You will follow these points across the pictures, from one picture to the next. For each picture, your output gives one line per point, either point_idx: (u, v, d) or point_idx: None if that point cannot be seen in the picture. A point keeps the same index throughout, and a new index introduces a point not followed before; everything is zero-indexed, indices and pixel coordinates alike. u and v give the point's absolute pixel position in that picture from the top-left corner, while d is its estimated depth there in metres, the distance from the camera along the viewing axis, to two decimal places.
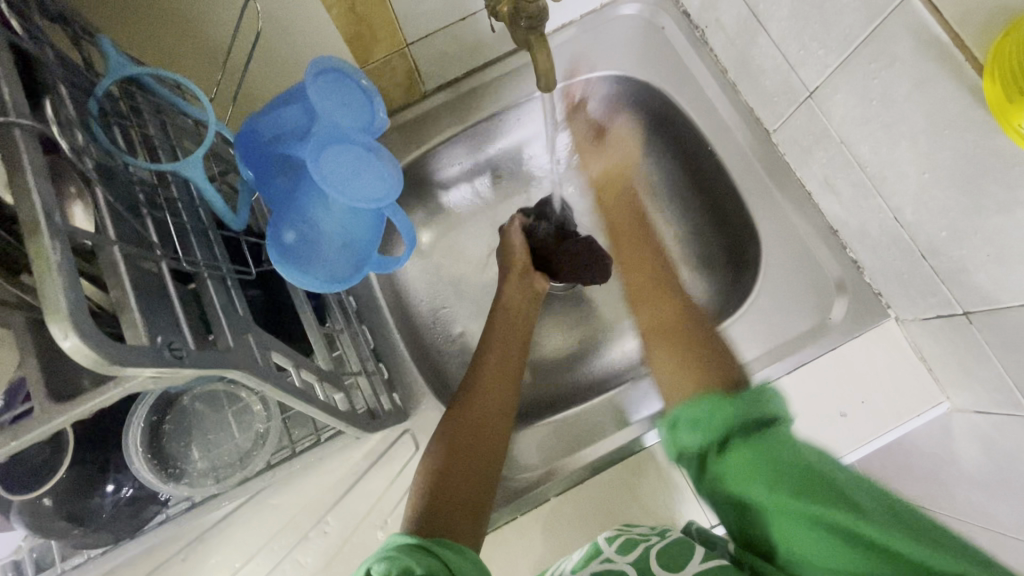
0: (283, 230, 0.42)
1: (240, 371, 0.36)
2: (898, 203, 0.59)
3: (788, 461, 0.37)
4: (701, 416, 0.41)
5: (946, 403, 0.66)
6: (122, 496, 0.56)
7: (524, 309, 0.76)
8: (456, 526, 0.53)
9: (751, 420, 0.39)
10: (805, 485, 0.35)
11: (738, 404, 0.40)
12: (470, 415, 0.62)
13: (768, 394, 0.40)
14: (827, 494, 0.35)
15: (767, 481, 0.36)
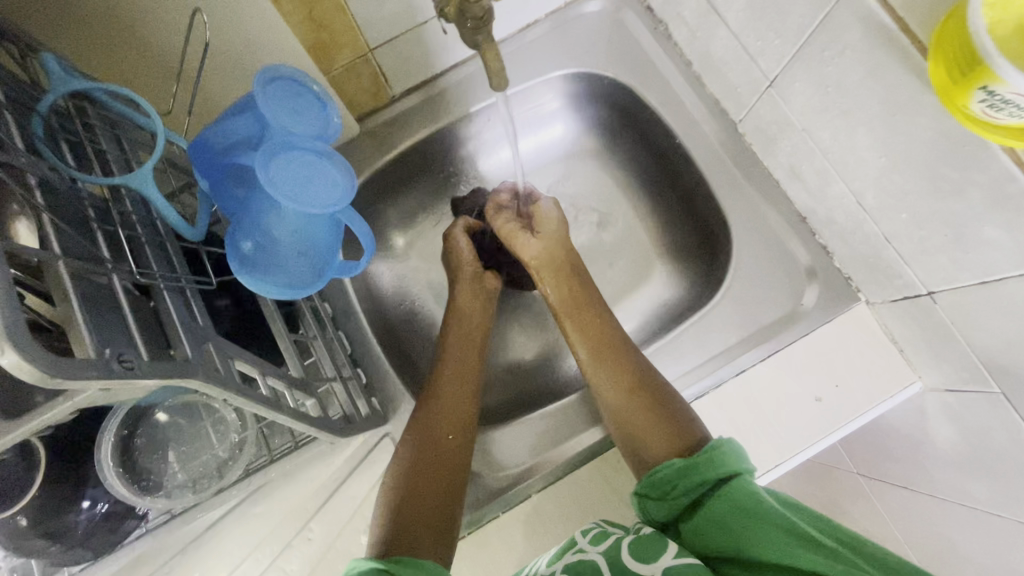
0: (241, 240, 0.43)
1: (199, 380, 0.36)
2: (860, 188, 0.60)
3: (746, 508, 0.45)
4: (671, 483, 0.50)
5: (918, 383, 0.67)
6: (98, 512, 0.56)
7: (478, 312, 0.75)
8: (425, 532, 0.53)
9: (710, 481, 0.48)
10: (760, 528, 0.43)
11: (699, 466, 0.49)
12: (435, 421, 0.62)
13: (728, 452, 0.49)
14: (781, 532, 0.43)
15: (730, 532, 0.44)
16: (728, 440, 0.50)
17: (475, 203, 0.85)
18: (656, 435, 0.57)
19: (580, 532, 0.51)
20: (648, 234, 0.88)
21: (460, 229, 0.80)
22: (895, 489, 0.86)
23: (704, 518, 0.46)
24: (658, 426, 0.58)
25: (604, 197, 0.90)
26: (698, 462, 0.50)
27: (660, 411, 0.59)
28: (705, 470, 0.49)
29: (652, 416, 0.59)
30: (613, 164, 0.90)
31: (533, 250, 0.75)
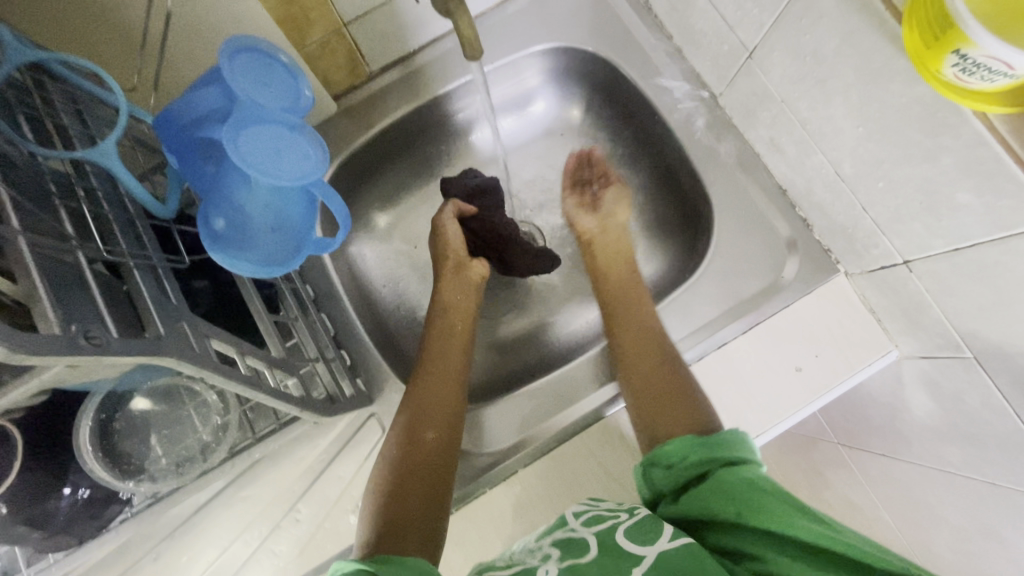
0: (213, 216, 0.42)
1: (174, 357, 0.36)
2: (838, 158, 0.60)
3: (757, 484, 0.47)
4: (678, 456, 0.53)
5: (895, 351, 0.68)
6: (80, 498, 0.55)
7: (462, 308, 0.74)
8: (408, 528, 0.53)
9: (721, 458, 0.51)
10: (759, 497, 0.46)
11: (707, 446, 0.52)
12: (417, 415, 0.62)
13: (739, 439, 0.52)
14: (787, 505, 0.44)
15: (732, 498, 0.47)
16: (738, 430, 0.53)
17: (465, 183, 0.82)
18: (672, 412, 0.59)
19: (571, 511, 0.54)
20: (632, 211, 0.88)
21: (448, 215, 0.80)
22: (874, 457, 0.89)
23: (706, 488, 0.49)
24: (675, 412, 0.58)
25: None
26: (709, 442, 0.52)
27: (677, 400, 0.59)
28: (717, 450, 0.51)
29: (666, 408, 0.59)
30: (595, 140, 0.90)
31: (590, 224, 0.81)
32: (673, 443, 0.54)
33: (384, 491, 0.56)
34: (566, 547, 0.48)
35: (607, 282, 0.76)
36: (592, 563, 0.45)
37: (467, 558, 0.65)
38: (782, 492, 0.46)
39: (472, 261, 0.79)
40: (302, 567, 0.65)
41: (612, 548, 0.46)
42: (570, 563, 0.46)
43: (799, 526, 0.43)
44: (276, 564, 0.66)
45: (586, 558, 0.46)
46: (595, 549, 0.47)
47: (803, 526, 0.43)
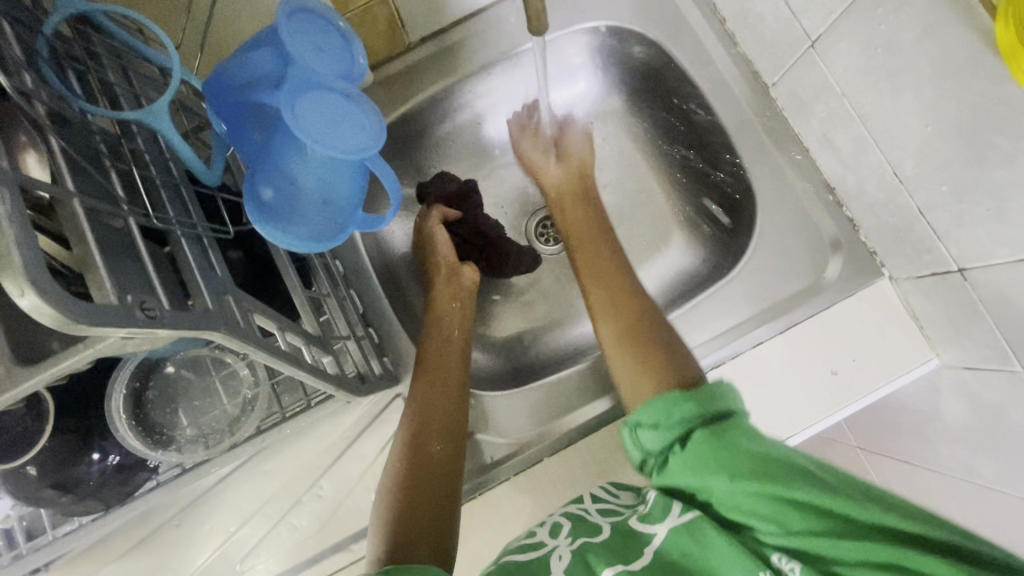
0: (261, 186, 0.40)
1: (221, 332, 0.35)
2: (899, 157, 0.58)
3: (745, 445, 0.45)
4: (664, 414, 0.50)
5: (935, 359, 0.66)
6: (109, 465, 0.54)
7: (454, 309, 0.72)
8: (428, 530, 0.53)
9: (706, 417, 0.48)
10: (750, 463, 0.44)
11: (694, 402, 0.49)
12: (431, 410, 0.62)
13: (724, 393, 0.50)
14: (778, 464, 0.43)
15: (723, 465, 0.44)
16: (723, 381, 0.51)
17: (441, 189, 0.80)
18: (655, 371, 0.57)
19: (592, 491, 0.55)
20: (667, 202, 0.85)
21: (435, 220, 0.77)
22: (895, 463, 0.88)
23: (697, 454, 0.46)
24: (661, 361, 0.58)
25: (623, 161, 0.87)
26: (695, 398, 0.50)
27: (662, 351, 0.59)
28: (704, 405, 0.49)
29: (653, 355, 0.58)
30: (634, 126, 0.87)
31: (555, 175, 0.79)
32: (654, 403, 0.51)
33: (395, 498, 0.55)
34: (578, 525, 0.49)
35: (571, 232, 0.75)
36: (603, 544, 0.46)
37: (488, 543, 0.65)
38: (773, 450, 0.44)
39: (463, 266, 0.76)
40: (323, 541, 0.66)
41: (626, 531, 0.47)
42: (582, 542, 0.47)
43: (797, 489, 0.42)
44: (296, 537, 0.67)
45: (599, 538, 0.47)
46: (607, 530, 0.48)
47: (800, 487, 0.42)
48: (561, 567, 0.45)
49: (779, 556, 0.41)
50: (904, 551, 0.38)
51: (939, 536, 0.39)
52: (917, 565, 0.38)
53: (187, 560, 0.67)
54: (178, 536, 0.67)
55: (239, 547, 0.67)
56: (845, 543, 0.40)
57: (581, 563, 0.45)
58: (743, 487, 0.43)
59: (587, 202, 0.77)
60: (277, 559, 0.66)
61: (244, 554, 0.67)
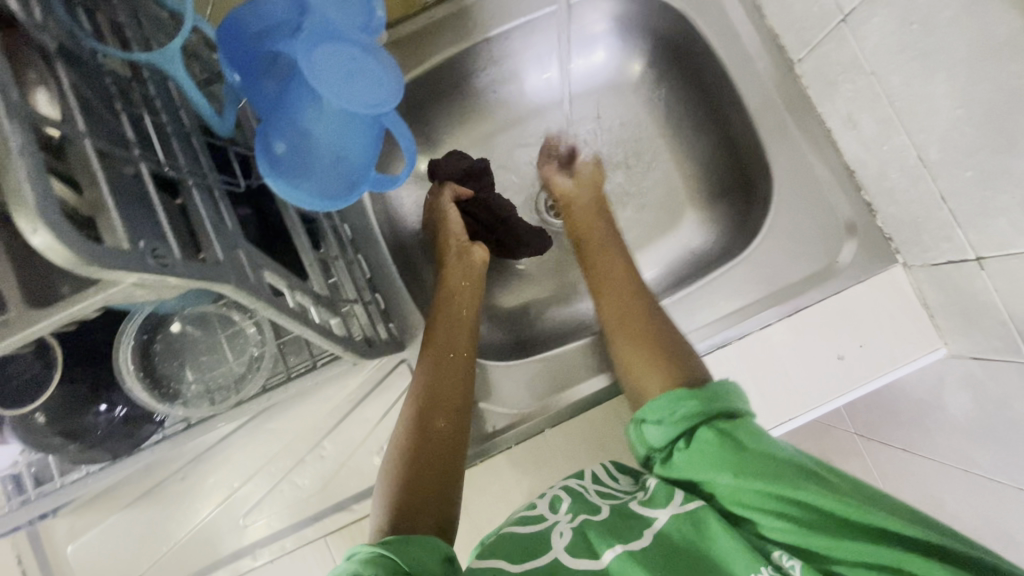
0: (274, 139, 0.40)
1: (231, 285, 0.35)
2: (924, 141, 0.57)
3: (752, 445, 0.46)
4: (669, 412, 0.50)
5: (943, 349, 0.66)
6: (116, 416, 0.55)
7: (466, 282, 0.71)
8: (428, 502, 0.53)
9: (711, 415, 0.49)
10: (757, 462, 0.44)
11: (700, 400, 0.50)
12: (438, 378, 0.63)
13: (731, 393, 0.51)
14: (785, 465, 0.44)
15: (727, 462, 0.45)
16: (726, 381, 0.52)
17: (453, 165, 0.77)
18: (664, 366, 0.57)
19: (592, 471, 0.55)
20: (681, 180, 0.84)
21: (450, 194, 0.77)
22: (892, 451, 0.88)
23: (702, 453, 0.47)
24: (658, 360, 0.58)
25: (638, 135, 0.86)
26: (701, 396, 0.50)
27: (661, 347, 0.59)
28: (709, 402, 0.50)
29: (650, 353, 0.59)
30: (651, 99, 0.85)
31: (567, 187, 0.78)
32: (660, 399, 0.52)
33: (398, 474, 0.56)
34: (578, 503, 0.49)
35: (593, 232, 0.72)
36: (604, 523, 0.46)
37: (487, 508, 0.66)
38: (778, 452, 0.45)
39: (473, 246, 0.75)
40: (325, 500, 0.68)
41: (626, 512, 0.47)
42: (583, 519, 0.47)
43: (801, 490, 0.42)
44: (299, 495, 0.68)
45: (599, 517, 0.47)
46: (607, 510, 0.47)
47: (803, 486, 0.43)
48: (561, 544, 0.44)
49: (781, 553, 0.42)
50: (898, 554, 0.40)
51: (941, 546, 0.40)
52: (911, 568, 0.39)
53: (191, 513, 0.68)
54: (183, 489, 0.68)
55: (243, 502, 0.68)
56: (844, 542, 0.41)
57: (583, 539, 0.45)
58: (748, 484, 0.44)
59: (598, 209, 0.75)
60: (280, 516, 0.68)
61: (247, 510, 0.68)
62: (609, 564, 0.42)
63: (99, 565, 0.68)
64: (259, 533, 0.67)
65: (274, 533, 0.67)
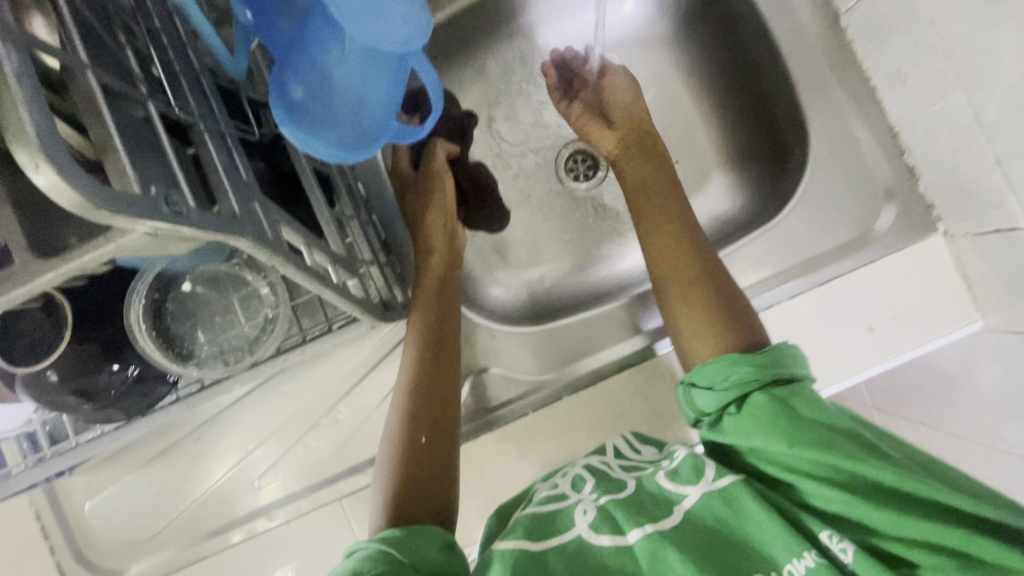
0: (290, 83, 0.37)
1: (248, 239, 0.32)
2: (983, 99, 0.53)
3: (811, 414, 0.44)
4: (720, 376, 0.48)
5: (980, 322, 0.63)
6: (129, 375, 0.53)
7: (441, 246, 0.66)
8: (427, 492, 0.51)
9: (765, 381, 0.46)
10: (814, 431, 0.42)
11: (757, 365, 0.47)
12: (427, 352, 0.59)
13: (790, 354, 0.48)
14: (844, 437, 0.42)
15: (782, 430, 0.43)
16: (786, 344, 0.49)
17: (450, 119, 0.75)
18: (719, 328, 0.54)
19: (613, 445, 0.54)
20: (710, 141, 0.80)
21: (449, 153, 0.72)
22: (911, 425, 0.87)
23: (755, 419, 0.44)
24: (714, 322, 0.54)
25: (667, 92, 0.81)
26: (755, 361, 0.47)
27: (721, 310, 0.55)
28: (766, 368, 0.47)
29: (710, 318, 0.55)
30: (681, 54, 0.80)
31: (607, 141, 0.72)
32: (710, 363, 0.49)
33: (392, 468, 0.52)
34: (604, 483, 0.47)
35: (645, 187, 0.67)
36: (630, 499, 0.45)
37: (504, 474, 0.66)
38: (835, 421, 0.43)
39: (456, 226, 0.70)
40: (340, 463, 0.67)
41: (656, 492, 0.45)
42: (607, 498, 0.45)
43: (855, 459, 0.41)
44: (314, 458, 0.68)
45: (625, 493, 0.45)
46: (632, 487, 0.46)
47: (858, 457, 0.41)
48: (584, 521, 0.43)
49: (830, 534, 0.39)
50: (951, 527, 0.38)
51: (1010, 526, 0.38)
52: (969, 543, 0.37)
53: (206, 474, 0.68)
54: (198, 449, 0.68)
55: (258, 464, 0.68)
56: (895, 516, 0.39)
57: (608, 516, 0.43)
58: (803, 453, 0.42)
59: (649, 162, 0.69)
60: (295, 478, 0.67)
61: (262, 472, 0.68)
62: (634, 542, 0.41)
63: (117, 522, 0.68)
64: (273, 495, 0.67)
65: (289, 495, 0.67)
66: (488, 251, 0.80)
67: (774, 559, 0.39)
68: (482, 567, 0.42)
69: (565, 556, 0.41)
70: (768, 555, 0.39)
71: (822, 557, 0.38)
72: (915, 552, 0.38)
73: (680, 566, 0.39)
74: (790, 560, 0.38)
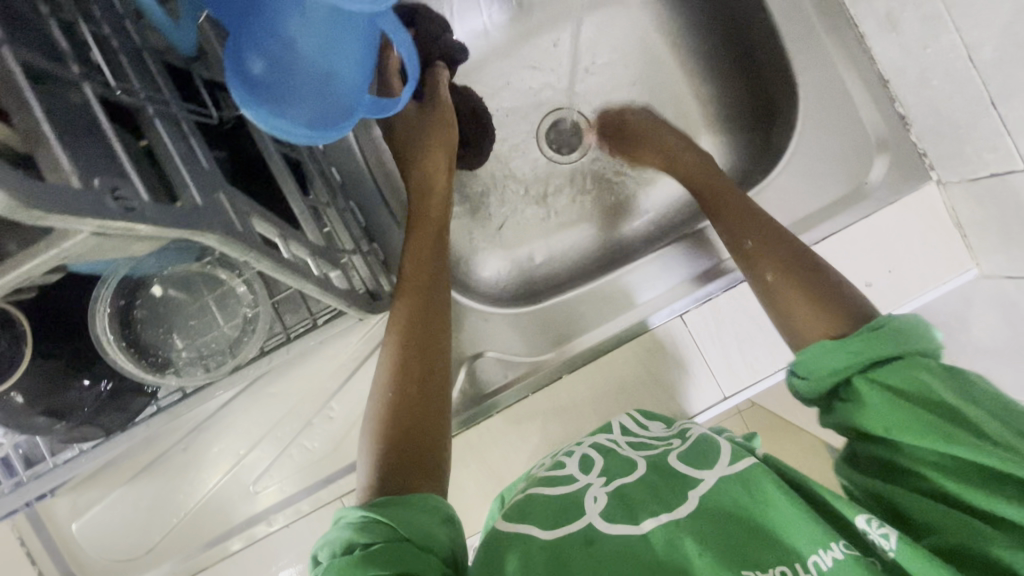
0: (249, 57, 0.33)
1: (213, 234, 0.29)
2: (979, 39, 0.51)
3: (910, 392, 0.39)
4: (817, 364, 0.45)
5: (974, 270, 0.63)
6: (102, 390, 0.50)
7: (441, 197, 0.64)
8: (426, 456, 0.48)
9: (869, 362, 0.42)
10: (908, 414, 0.38)
11: (856, 348, 0.43)
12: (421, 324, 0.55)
13: (904, 326, 0.43)
14: (939, 415, 0.38)
15: (877, 414, 0.40)
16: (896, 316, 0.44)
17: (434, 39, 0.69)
18: (818, 305, 0.50)
19: (620, 424, 0.52)
20: (697, 101, 0.77)
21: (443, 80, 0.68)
22: None
23: (853, 404, 0.42)
24: (811, 298, 0.50)
25: (650, 53, 0.78)
26: (852, 345, 0.43)
27: (805, 285, 0.51)
28: (873, 347, 0.42)
29: (799, 294, 0.51)
30: (663, 11, 0.77)
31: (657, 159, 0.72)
32: (807, 350, 0.46)
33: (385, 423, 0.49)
34: (610, 465, 0.45)
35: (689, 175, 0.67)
36: (640, 483, 0.42)
37: (506, 459, 0.64)
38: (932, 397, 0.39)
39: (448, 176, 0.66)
40: (336, 461, 0.65)
41: (665, 468, 0.43)
42: (617, 484, 0.42)
43: (934, 436, 0.37)
44: (308, 459, 0.65)
45: (636, 477, 0.43)
46: (643, 468, 0.43)
47: (938, 435, 0.37)
48: (596, 509, 0.40)
49: (869, 520, 0.36)
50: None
51: None
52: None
53: (197, 484, 0.65)
54: (186, 459, 0.65)
55: (251, 469, 0.65)
56: (974, 497, 0.35)
57: (619, 504, 0.40)
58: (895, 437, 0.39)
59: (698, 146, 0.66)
60: (290, 481, 0.65)
61: (256, 476, 0.65)
62: (649, 531, 0.38)
63: (109, 540, 0.65)
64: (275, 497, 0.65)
65: (288, 498, 0.65)
66: (473, 232, 0.77)
67: (797, 547, 0.36)
68: (493, 554, 0.39)
69: (577, 548, 0.38)
70: (789, 545, 0.36)
71: (848, 548, 0.36)
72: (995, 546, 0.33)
73: (698, 559, 0.36)
74: (816, 551, 0.35)
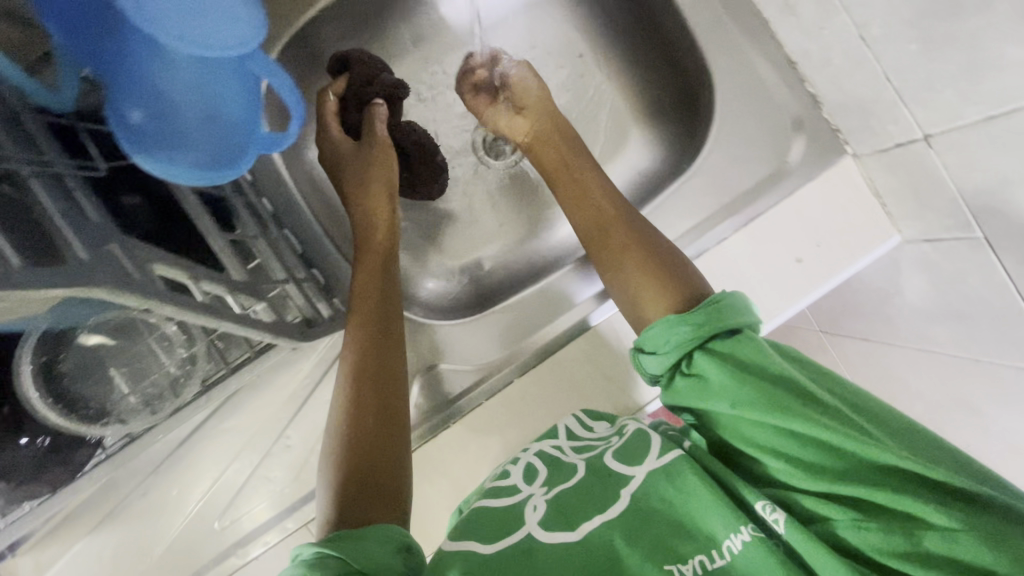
0: (129, 112, 0.43)
1: (105, 287, 0.32)
2: (865, 18, 0.53)
3: (764, 370, 0.42)
4: (662, 339, 0.47)
5: (896, 236, 0.65)
6: (41, 446, 0.51)
7: (384, 226, 0.65)
8: (381, 487, 0.48)
9: (708, 336, 0.46)
10: (781, 397, 0.41)
11: (694, 324, 0.46)
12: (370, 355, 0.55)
13: (736, 303, 0.47)
14: (803, 398, 0.41)
15: (727, 392, 0.42)
16: (729, 293, 0.48)
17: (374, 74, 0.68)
18: (665, 288, 0.53)
19: (564, 424, 0.51)
20: (623, 97, 0.79)
21: (381, 118, 0.67)
22: (851, 343, 0.89)
23: (699, 379, 0.44)
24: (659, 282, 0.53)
25: (572, 53, 0.79)
26: (697, 318, 0.46)
27: (652, 264, 0.55)
28: (713, 323, 0.46)
29: (638, 269, 0.55)
30: (580, 11, 0.78)
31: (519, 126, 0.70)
32: (653, 327, 0.48)
33: (338, 459, 0.49)
34: (554, 472, 0.45)
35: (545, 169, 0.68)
36: (576, 487, 0.43)
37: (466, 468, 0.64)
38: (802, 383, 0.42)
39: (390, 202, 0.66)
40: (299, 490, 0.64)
41: (601, 470, 0.44)
42: (556, 491, 0.43)
43: (812, 424, 0.39)
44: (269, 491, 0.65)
45: (573, 482, 0.44)
46: (581, 471, 0.44)
47: (818, 424, 0.39)
48: (535, 518, 0.41)
49: (763, 505, 0.39)
50: (915, 498, 0.37)
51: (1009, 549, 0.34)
52: (928, 516, 0.36)
53: (161, 528, 0.64)
54: (145, 505, 0.64)
55: (211, 507, 0.64)
56: (841, 482, 0.38)
57: (559, 512, 0.41)
58: (744, 413, 0.41)
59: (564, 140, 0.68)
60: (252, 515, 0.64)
61: (220, 511, 0.64)
62: (587, 534, 0.40)
63: None
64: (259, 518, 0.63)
65: (249, 534, 0.64)
66: (417, 246, 0.78)
67: (711, 533, 0.38)
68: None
69: (519, 562, 0.39)
70: (706, 531, 0.39)
71: (753, 530, 0.38)
72: (853, 530, 0.37)
73: (630, 558, 0.38)
74: (728, 534, 0.38)
